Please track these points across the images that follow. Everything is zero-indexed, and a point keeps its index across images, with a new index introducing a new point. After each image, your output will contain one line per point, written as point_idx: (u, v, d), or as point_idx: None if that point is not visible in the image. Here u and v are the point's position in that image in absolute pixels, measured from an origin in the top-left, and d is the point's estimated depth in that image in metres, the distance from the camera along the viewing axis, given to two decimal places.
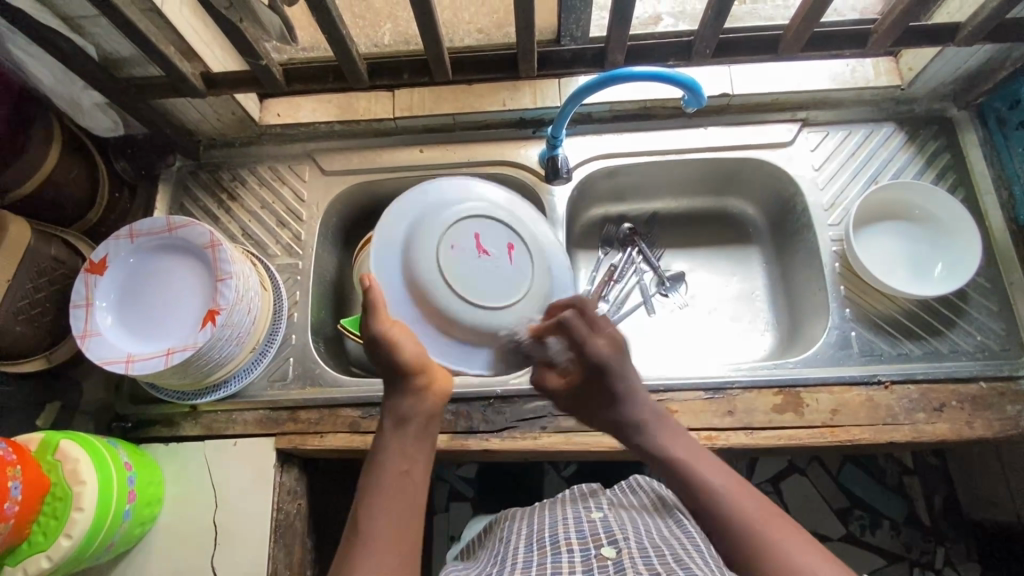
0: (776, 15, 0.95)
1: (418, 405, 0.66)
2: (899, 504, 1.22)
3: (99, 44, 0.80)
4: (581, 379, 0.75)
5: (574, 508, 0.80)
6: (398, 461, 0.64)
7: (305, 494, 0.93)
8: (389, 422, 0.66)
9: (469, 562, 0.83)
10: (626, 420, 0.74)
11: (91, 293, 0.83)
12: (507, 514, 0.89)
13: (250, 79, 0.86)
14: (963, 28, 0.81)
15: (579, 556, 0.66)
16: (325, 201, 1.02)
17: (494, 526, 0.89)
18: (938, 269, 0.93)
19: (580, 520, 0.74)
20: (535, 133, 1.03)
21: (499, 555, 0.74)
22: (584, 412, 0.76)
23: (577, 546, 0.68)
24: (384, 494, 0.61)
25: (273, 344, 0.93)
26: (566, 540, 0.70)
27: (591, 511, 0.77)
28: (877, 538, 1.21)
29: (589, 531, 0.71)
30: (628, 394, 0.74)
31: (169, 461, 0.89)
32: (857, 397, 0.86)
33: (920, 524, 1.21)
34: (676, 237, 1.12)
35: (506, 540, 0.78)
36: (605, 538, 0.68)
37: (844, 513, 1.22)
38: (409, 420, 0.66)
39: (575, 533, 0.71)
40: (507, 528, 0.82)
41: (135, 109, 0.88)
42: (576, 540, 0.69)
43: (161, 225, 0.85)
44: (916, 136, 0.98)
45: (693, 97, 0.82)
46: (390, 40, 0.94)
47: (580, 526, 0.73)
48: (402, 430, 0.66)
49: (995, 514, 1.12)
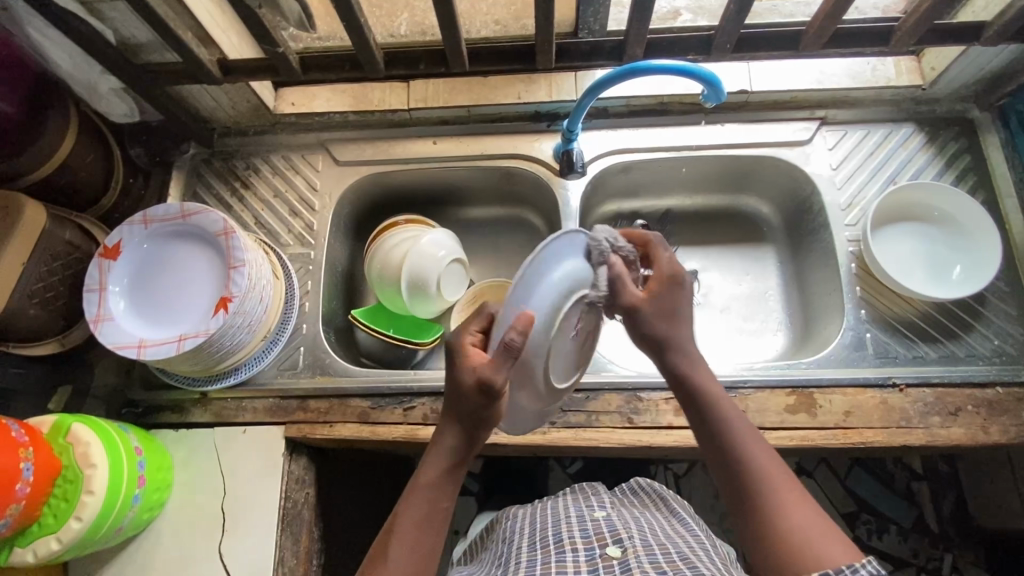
0: (797, 12, 0.95)
1: (473, 446, 0.65)
2: (908, 509, 1.22)
3: (117, 29, 0.80)
4: (662, 282, 0.70)
5: (575, 506, 0.80)
6: (436, 500, 0.63)
7: (313, 484, 0.93)
8: (446, 460, 0.64)
9: (474, 564, 0.83)
10: (660, 337, 0.70)
11: (104, 277, 0.83)
12: (504, 515, 0.90)
13: (265, 67, 0.85)
14: (989, 27, 0.79)
15: (583, 555, 0.66)
16: (339, 191, 1.02)
17: (495, 525, 0.90)
18: (956, 272, 0.92)
19: (583, 520, 0.74)
20: (550, 127, 1.03)
21: (503, 557, 0.74)
22: (646, 319, 0.69)
23: (581, 545, 0.68)
24: (416, 532, 0.62)
25: (285, 332, 0.93)
26: (570, 539, 0.70)
27: (593, 512, 0.77)
28: (884, 542, 1.20)
29: (592, 530, 0.71)
30: (683, 313, 0.71)
31: (180, 447, 0.89)
32: (872, 399, 0.85)
33: (928, 530, 1.21)
34: (689, 235, 1.11)
35: (510, 539, 0.78)
36: (609, 538, 0.68)
37: (851, 517, 1.22)
38: (461, 461, 0.65)
39: (578, 532, 0.71)
40: (508, 526, 0.83)
41: (151, 95, 0.88)
42: (580, 539, 0.69)
43: (175, 212, 0.85)
44: (936, 137, 0.97)
45: (711, 92, 0.80)
46: (406, 30, 0.93)
47: (584, 525, 0.73)
48: (454, 470, 0.64)
49: (1005, 520, 1.11)
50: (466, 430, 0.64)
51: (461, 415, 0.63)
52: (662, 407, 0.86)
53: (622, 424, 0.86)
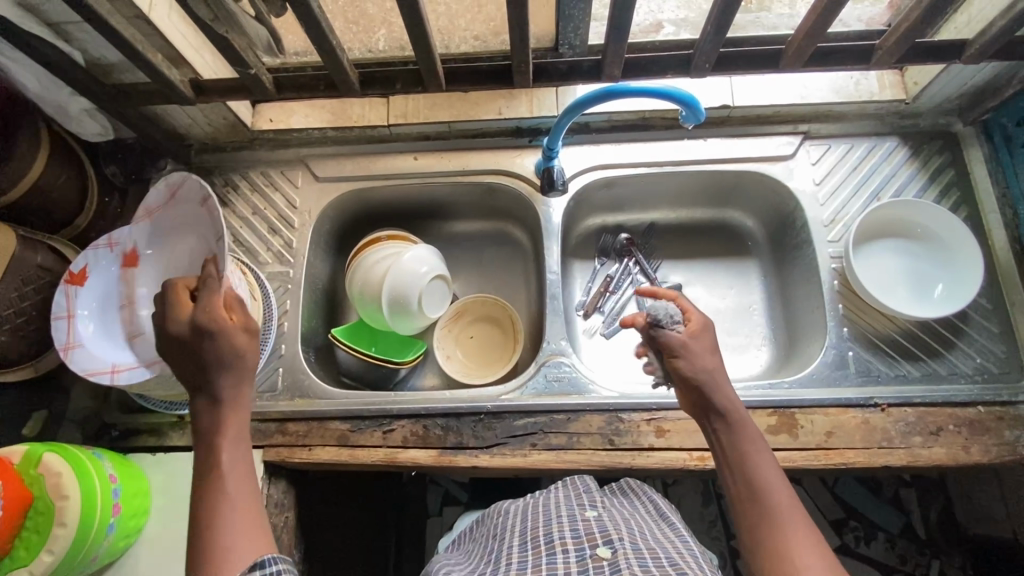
0: (780, 24, 0.95)
1: (222, 381, 0.64)
2: (895, 516, 1.22)
3: (86, 49, 0.79)
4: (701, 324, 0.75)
5: (566, 503, 0.75)
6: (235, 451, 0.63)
7: (293, 507, 0.92)
8: (205, 404, 0.64)
9: (460, 557, 0.78)
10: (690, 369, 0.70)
11: (71, 304, 0.81)
12: (497, 509, 0.84)
13: (238, 87, 0.83)
14: (971, 45, 0.77)
15: (573, 557, 0.62)
16: (318, 208, 1.01)
17: (484, 519, 0.84)
18: (938, 290, 0.91)
19: (574, 520, 0.70)
20: (531, 142, 1.02)
21: (494, 555, 0.70)
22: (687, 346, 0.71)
23: (572, 546, 0.64)
24: (236, 489, 0.61)
25: (263, 353, 0.93)
26: (561, 539, 0.66)
27: (585, 510, 0.72)
28: (872, 549, 1.21)
29: (583, 529, 0.67)
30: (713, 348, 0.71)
31: (157, 471, 0.88)
32: (853, 420, 0.84)
33: (915, 536, 1.21)
34: (674, 249, 1.11)
35: (499, 536, 0.74)
36: (600, 538, 0.64)
37: (839, 524, 1.22)
38: (221, 398, 0.64)
39: (569, 532, 0.67)
40: (500, 522, 0.78)
41: (122, 114, 0.86)
42: (571, 540, 0.65)
43: (142, 233, 0.85)
44: (921, 151, 0.97)
45: (690, 113, 0.79)
46: (385, 45, 0.91)
47: (575, 525, 0.68)
48: (216, 410, 0.64)
49: (990, 528, 1.11)
50: (202, 373, 0.63)
51: (192, 359, 0.63)
52: (642, 428, 0.85)
53: (604, 446, 0.85)
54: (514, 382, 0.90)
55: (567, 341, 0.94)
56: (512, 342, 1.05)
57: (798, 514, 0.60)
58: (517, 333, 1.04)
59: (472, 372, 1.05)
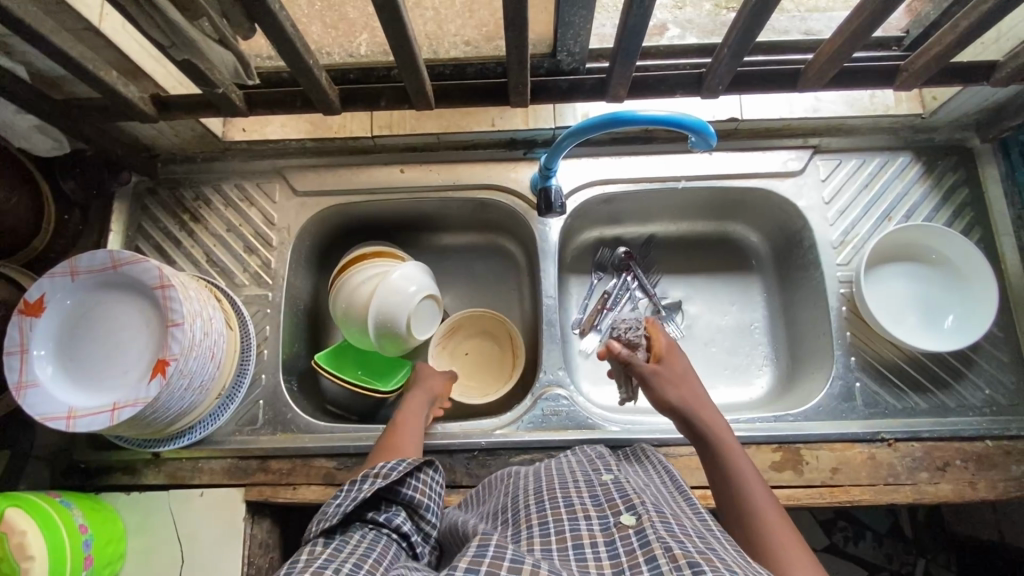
0: (791, 29, 0.82)
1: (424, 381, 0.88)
2: (883, 515, 1.16)
3: (30, 62, 0.70)
4: (670, 346, 0.77)
5: (580, 468, 0.63)
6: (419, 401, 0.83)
7: (278, 545, 0.88)
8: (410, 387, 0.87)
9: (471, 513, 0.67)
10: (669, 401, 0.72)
11: (26, 338, 0.75)
12: (505, 474, 0.71)
13: (204, 103, 0.75)
14: (1001, 68, 0.72)
15: (597, 524, 0.49)
16: (297, 224, 0.94)
17: (491, 482, 0.71)
18: (948, 320, 0.88)
19: (591, 484, 0.57)
20: (526, 155, 0.96)
21: (506, 514, 0.57)
22: (657, 384, 0.73)
23: (593, 513, 0.51)
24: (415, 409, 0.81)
25: (242, 385, 0.87)
26: (579, 505, 0.53)
27: (602, 475, 0.60)
28: (859, 548, 1.14)
29: (604, 495, 0.54)
30: (688, 377, 0.74)
31: (133, 512, 0.83)
32: (859, 455, 0.82)
33: (903, 535, 1.15)
34: (674, 263, 1.06)
35: (508, 497, 0.62)
36: (623, 504, 0.51)
37: (827, 524, 1.15)
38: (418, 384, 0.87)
39: (588, 498, 0.54)
40: (511, 481, 0.66)
41: (80, 132, 0.79)
42: (590, 506, 0.52)
43: (105, 261, 0.76)
44: (934, 168, 0.92)
45: (700, 139, 0.73)
46: (367, 51, 0.79)
47: (593, 490, 0.56)
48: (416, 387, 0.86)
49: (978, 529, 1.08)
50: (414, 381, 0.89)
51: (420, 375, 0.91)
52: None
53: None
54: (508, 416, 0.86)
55: (564, 371, 0.89)
56: (511, 358, 1.00)
57: (780, 519, 0.58)
58: (515, 348, 0.99)
59: (475, 395, 0.98)
